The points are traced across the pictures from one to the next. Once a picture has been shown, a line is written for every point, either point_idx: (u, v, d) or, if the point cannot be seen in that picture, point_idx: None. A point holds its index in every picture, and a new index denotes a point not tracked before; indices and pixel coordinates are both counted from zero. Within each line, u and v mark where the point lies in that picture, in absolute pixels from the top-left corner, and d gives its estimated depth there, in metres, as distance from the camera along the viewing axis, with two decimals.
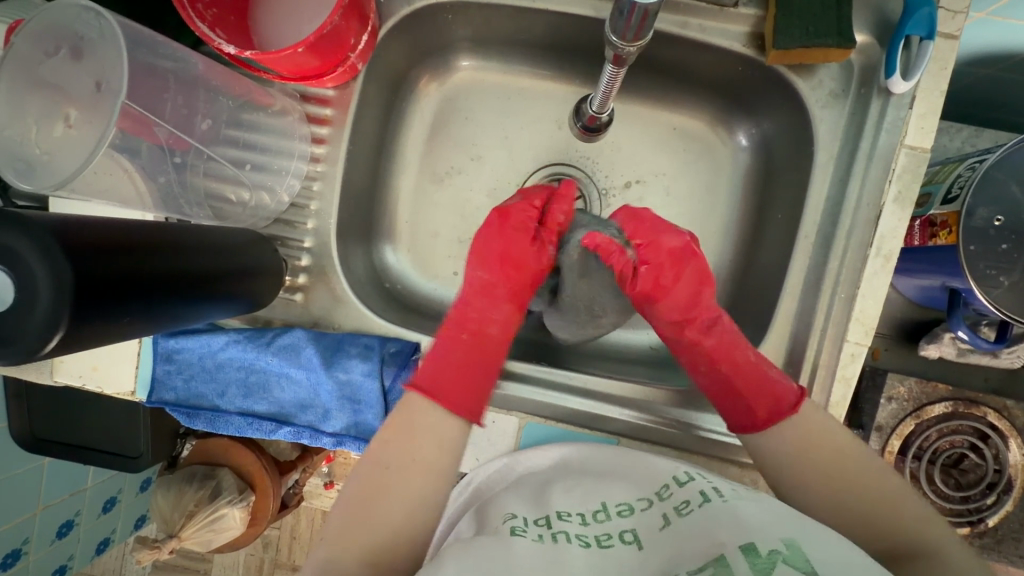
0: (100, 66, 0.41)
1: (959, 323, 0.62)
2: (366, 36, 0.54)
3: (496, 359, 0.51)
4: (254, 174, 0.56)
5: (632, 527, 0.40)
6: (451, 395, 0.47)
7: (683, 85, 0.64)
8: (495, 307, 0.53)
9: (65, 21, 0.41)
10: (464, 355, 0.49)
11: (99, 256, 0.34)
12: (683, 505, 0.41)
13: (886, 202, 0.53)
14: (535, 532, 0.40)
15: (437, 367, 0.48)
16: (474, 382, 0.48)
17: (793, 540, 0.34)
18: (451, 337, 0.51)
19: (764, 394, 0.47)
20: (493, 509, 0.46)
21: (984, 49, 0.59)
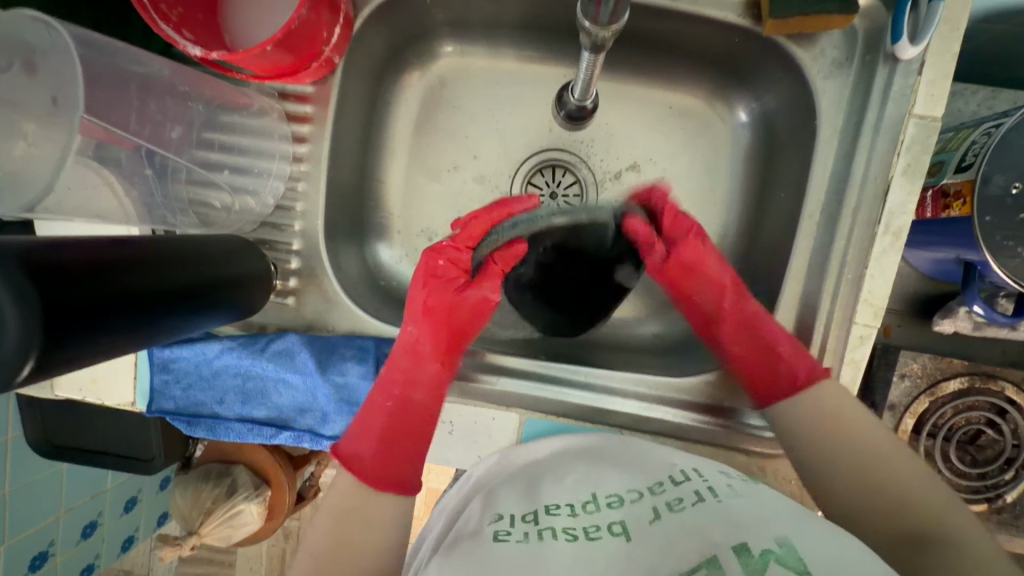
0: (56, 80, 0.40)
1: (974, 297, 0.59)
2: (340, 28, 0.52)
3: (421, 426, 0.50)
4: (235, 178, 0.54)
5: (620, 519, 0.40)
6: (371, 470, 0.47)
7: (679, 59, 0.60)
8: (422, 370, 0.52)
9: (16, 34, 0.39)
10: (383, 428, 0.49)
11: (65, 280, 0.33)
12: (676, 501, 0.40)
13: (894, 175, 0.50)
14: (520, 531, 0.40)
15: (357, 439, 0.48)
16: (396, 453, 0.48)
17: (786, 539, 0.35)
18: (371, 404, 0.50)
19: (801, 359, 0.51)
20: (486, 504, 0.46)
21: (999, 3, 0.56)
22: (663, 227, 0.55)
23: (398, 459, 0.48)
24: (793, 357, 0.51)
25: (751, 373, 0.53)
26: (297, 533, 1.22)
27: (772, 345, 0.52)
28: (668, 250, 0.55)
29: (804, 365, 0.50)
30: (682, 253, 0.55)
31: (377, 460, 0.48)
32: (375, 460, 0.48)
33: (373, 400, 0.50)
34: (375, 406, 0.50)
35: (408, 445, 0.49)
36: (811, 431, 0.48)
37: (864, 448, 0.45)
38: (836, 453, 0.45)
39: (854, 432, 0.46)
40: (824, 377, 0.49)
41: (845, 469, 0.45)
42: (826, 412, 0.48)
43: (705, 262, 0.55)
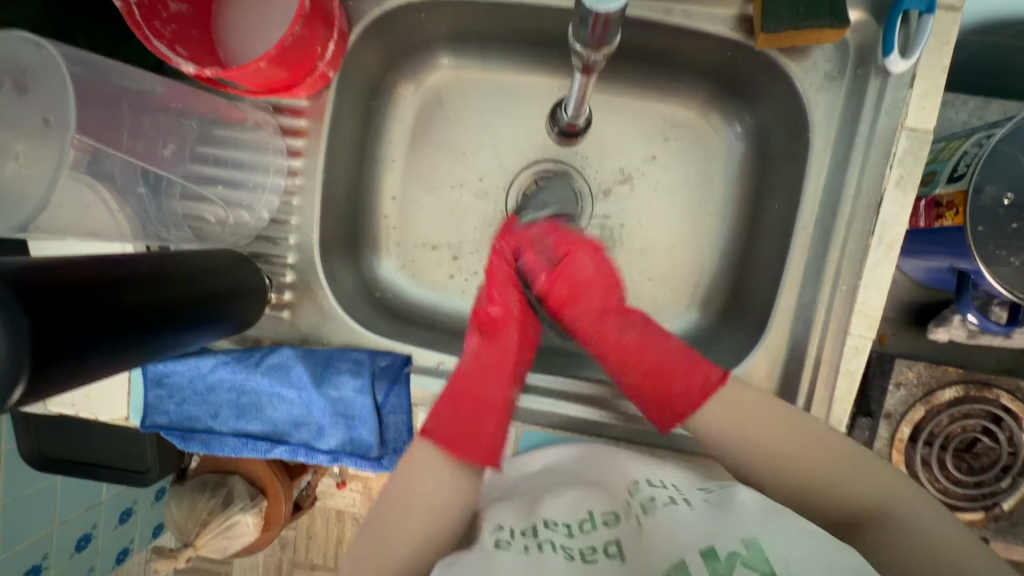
0: (45, 100, 0.40)
1: (967, 307, 0.60)
2: (334, 44, 0.51)
3: (489, 397, 0.49)
4: (229, 193, 0.54)
5: (615, 539, 0.41)
6: (460, 446, 0.47)
7: (674, 71, 0.60)
8: (496, 351, 0.50)
9: (7, 56, 0.39)
10: (460, 403, 0.48)
11: (51, 302, 0.32)
12: (649, 503, 0.42)
13: (888, 187, 0.50)
14: (520, 544, 0.41)
15: (439, 420, 0.48)
16: (477, 426, 0.48)
17: (753, 539, 0.35)
18: (456, 388, 0.49)
19: (692, 372, 0.47)
20: (484, 520, 0.46)
21: (989, 16, 0.56)
22: (558, 262, 0.52)
23: (478, 433, 0.48)
24: (697, 363, 0.48)
25: (657, 402, 0.48)
26: (294, 543, 1.21)
27: (674, 351, 0.49)
28: (551, 276, 0.52)
29: (700, 375, 0.47)
30: (568, 275, 0.51)
31: (444, 432, 0.48)
32: (448, 436, 0.47)
33: (462, 380, 0.50)
34: (458, 397, 0.49)
35: (482, 418, 0.48)
36: (733, 434, 0.46)
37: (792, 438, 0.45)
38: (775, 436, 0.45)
39: (773, 415, 0.46)
40: (723, 385, 0.47)
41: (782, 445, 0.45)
42: (733, 408, 0.47)
43: (592, 282, 0.51)
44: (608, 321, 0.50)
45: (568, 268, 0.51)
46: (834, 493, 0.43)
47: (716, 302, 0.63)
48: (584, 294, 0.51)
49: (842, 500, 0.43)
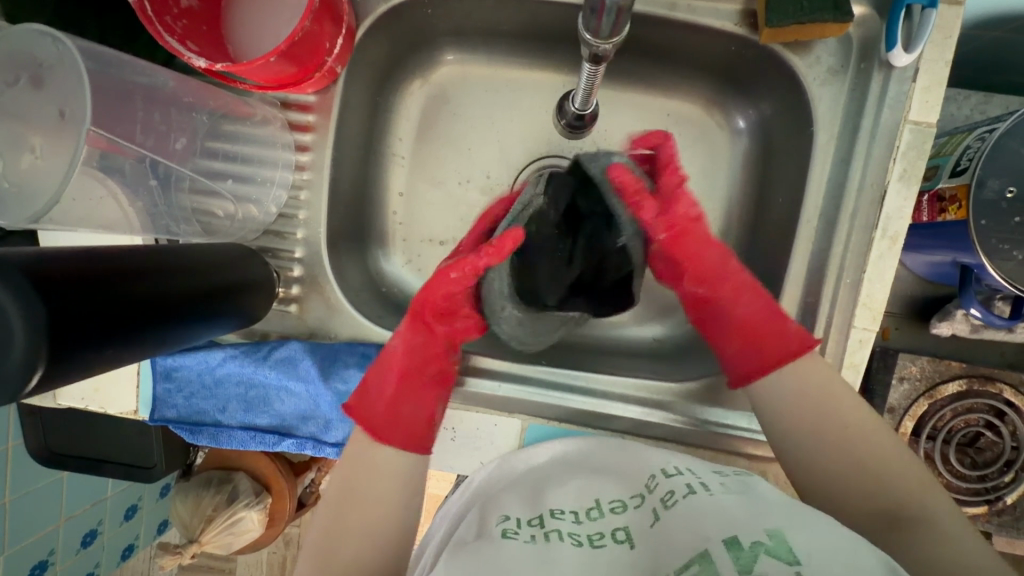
0: (60, 93, 0.40)
1: (971, 300, 0.60)
2: (342, 39, 0.52)
3: (418, 381, 0.51)
4: (238, 188, 0.54)
5: (625, 525, 0.41)
6: (380, 425, 0.49)
7: (678, 66, 0.61)
8: (410, 342, 0.52)
9: (23, 49, 0.40)
10: (393, 380, 0.51)
11: (69, 289, 0.33)
12: (668, 496, 0.42)
13: (891, 181, 0.50)
14: (527, 533, 0.41)
15: (368, 398, 0.50)
16: (403, 409, 0.50)
17: (778, 531, 0.35)
18: (384, 365, 0.51)
19: (778, 339, 0.49)
20: (490, 509, 0.47)
21: (990, 11, 0.57)
22: (662, 182, 0.54)
23: (410, 416, 0.50)
24: (788, 331, 0.49)
25: (756, 354, 0.50)
26: (298, 539, 1.22)
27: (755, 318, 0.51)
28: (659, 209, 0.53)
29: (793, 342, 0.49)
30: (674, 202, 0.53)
31: (364, 409, 0.50)
32: (372, 414, 0.49)
33: (386, 361, 0.52)
34: (395, 378, 0.51)
35: (398, 400, 0.50)
36: (790, 413, 0.47)
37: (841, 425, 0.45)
38: (818, 437, 0.46)
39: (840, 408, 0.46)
40: (808, 352, 0.48)
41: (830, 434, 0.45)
42: (813, 388, 0.47)
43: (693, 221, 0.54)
44: (723, 252, 0.53)
45: (671, 193, 0.53)
46: (866, 485, 0.43)
47: None
48: (691, 230, 0.53)
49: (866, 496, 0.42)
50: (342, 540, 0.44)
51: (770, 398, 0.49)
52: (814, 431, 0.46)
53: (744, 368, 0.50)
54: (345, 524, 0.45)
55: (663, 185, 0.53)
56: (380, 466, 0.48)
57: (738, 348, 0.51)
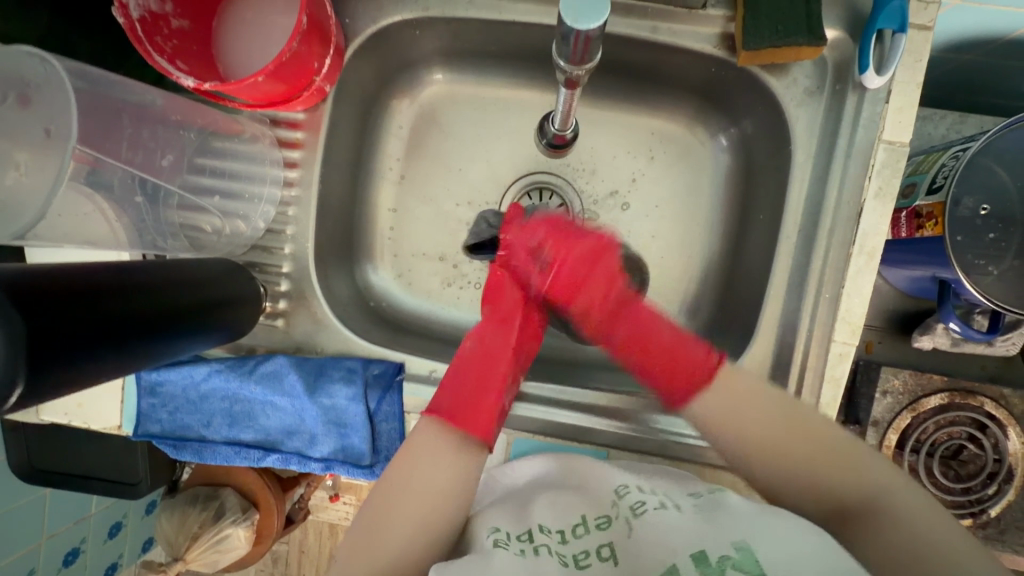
0: (49, 112, 0.41)
1: (950, 315, 0.61)
2: (331, 59, 0.53)
3: (494, 374, 0.51)
4: (226, 203, 0.55)
5: (609, 541, 0.41)
6: (462, 417, 0.48)
7: (662, 87, 0.62)
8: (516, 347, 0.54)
9: (13, 69, 0.40)
10: (474, 377, 0.51)
11: (47, 307, 0.33)
12: (638, 506, 0.44)
13: (867, 198, 0.52)
14: (516, 547, 0.40)
15: (457, 392, 0.50)
16: (484, 406, 0.49)
17: (744, 543, 0.37)
18: (464, 363, 0.52)
19: (690, 356, 0.48)
20: (473, 521, 0.46)
21: (962, 35, 0.59)
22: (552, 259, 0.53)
23: (483, 409, 0.49)
24: (691, 352, 0.48)
25: (661, 379, 0.49)
26: (286, 557, 1.20)
27: (679, 341, 0.49)
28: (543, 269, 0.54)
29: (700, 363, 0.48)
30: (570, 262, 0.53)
31: (451, 399, 0.49)
32: (454, 405, 0.49)
33: (473, 359, 0.52)
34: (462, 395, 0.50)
35: (490, 395, 0.50)
36: (740, 424, 0.45)
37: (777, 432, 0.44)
38: (766, 447, 0.44)
39: (760, 400, 0.46)
40: (717, 371, 0.47)
41: (773, 433, 0.44)
42: (743, 395, 0.46)
43: (580, 263, 0.53)
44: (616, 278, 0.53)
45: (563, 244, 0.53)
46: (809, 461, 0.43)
47: (704, 310, 0.65)
48: (587, 276, 0.53)
49: (798, 478, 0.43)
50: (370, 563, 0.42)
51: (701, 417, 0.47)
52: (762, 441, 0.44)
53: (661, 392, 0.49)
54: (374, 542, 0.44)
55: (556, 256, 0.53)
56: (415, 486, 0.46)
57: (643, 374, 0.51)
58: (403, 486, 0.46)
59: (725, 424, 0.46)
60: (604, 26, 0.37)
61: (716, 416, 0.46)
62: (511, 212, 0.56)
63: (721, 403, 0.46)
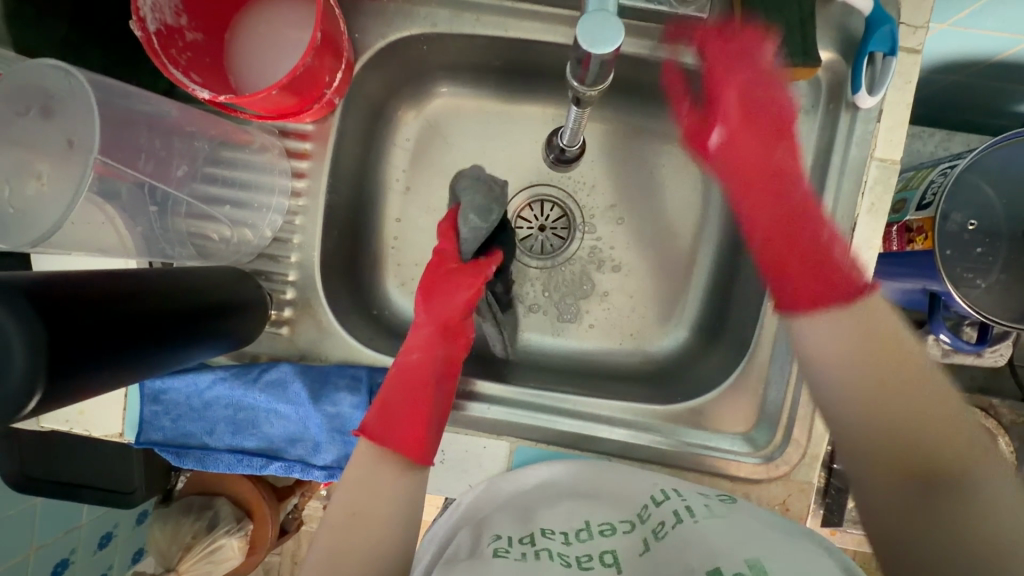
0: (69, 123, 0.42)
1: (940, 326, 0.63)
2: (342, 73, 0.54)
3: (421, 386, 0.54)
4: (235, 212, 0.56)
5: (612, 548, 0.45)
6: (390, 432, 0.50)
7: (662, 103, 0.64)
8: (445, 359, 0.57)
9: (35, 81, 0.41)
10: (402, 390, 0.53)
11: (68, 314, 0.34)
12: (660, 527, 0.45)
13: (860, 214, 0.53)
14: (518, 551, 0.44)
15: (385, 411, 0.51)
16: (414, 421, 0.51)
17: (757, 560, 0.37)
18: (398, 375, 0.54)
19: (837, 275, 0.45)
20: (482, 526, 0.50)
21: (949, 57, 0.62)
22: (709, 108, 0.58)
23: (411, 426, 0.51)
24: (839, 270, 0.45)
25: (795, 289, 0.46)
26: (279, 568, 1.19)
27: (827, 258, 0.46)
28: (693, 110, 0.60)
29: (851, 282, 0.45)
30: (741, 98, 0.54)
31: (378, 416, 0.51)
32: (381, 423, 0.50)
33: (398, 377, 0.54)
34: (397, 409, 0.51)
35: (418, 411, 0.52)
36: (853, 363, 0.41)
37: (896, 373, 0.40)
38: (876, 381, 0.40)
39: (875, 331, 0.41)
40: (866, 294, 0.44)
41: (886, 365, 0.40)
42: (874, 326, 0.42)
43: (746, 105, 0.54)
44: (781, 145, 0.53)
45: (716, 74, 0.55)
46: (910, 413, 0.38)
47: (702, 319, 0.66)
48: (724, 97, 0.55)
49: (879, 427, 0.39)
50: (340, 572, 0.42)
51: (819, 334, 0.43)
52: (861, 375, 0.40)
53: (791, 305, 0.46)
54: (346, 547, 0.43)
55: (712, 64, 0.55)
56: (375, 496, 0.46)
57: (773, 277, 0.49)
58: (365, 505, 0.45)
59: (832, 360, 0.42)
60: (618, 49, 0.37)
61: (813, 338, 0.44)
62: (674, 70, 0.58)
63: (845, 330, 0.42)
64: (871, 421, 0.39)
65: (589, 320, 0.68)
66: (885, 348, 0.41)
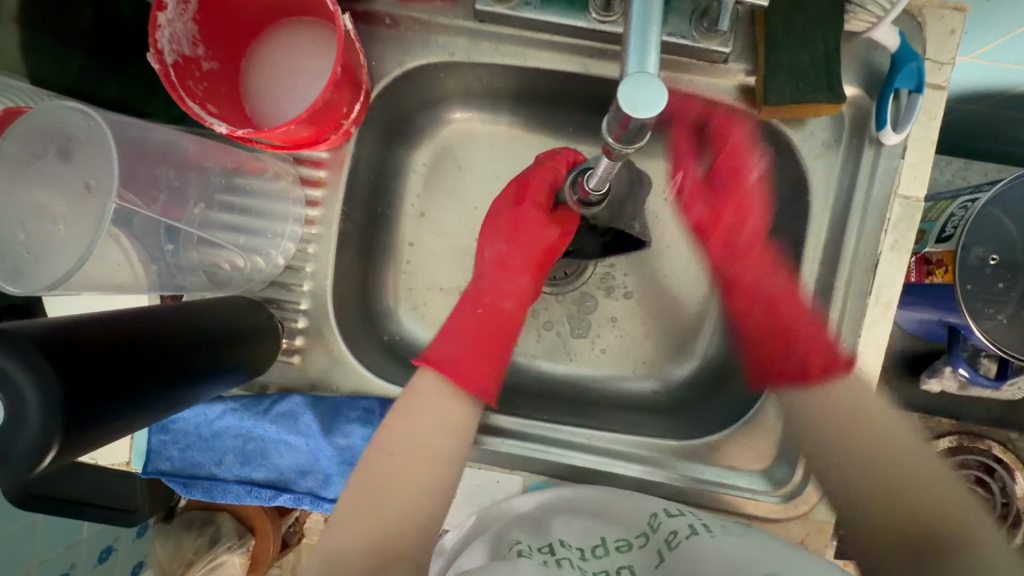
0: (87, 166, 0.41)
1: (960, 360, 0.63)
2: (360, 104, 0.53)
3: (506, 331, 0.54)
4: (249, 241, 0.55)
5: (629, 563, 0.44)
6: (459, 372, 0.50)
7: (679, 130, 0.63)
8: (510, 281, 0.56)
9: (53, 124, 0.40)
10: (475, 326, 0.52)
11: (87, 365, 0.33)
12: (671, 536, 0.44)
13: (883, 251, 0.53)
14: (539, 558, 0.43)
15: (451, 344, 0.51)
16: (482, 360, 0.51)
17: None
18: (476, 316, 0.53)
19: (819, 351, 0.53)
20: (497, 536, 0.49)
21: (970, 89, 0.61)
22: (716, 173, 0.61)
23: (479, 369, 0.51)
24: (817, 360, 0.53)
25: (777, 374, 0.56)
26: None
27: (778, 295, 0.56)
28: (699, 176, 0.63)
29: (820, 358, 0.53)
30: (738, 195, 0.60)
31: (449, 352, 0.51)
32: (452, 357, 0.50)
33: (481, 318, 0.53)
34: (458, 318, 0.53)
35: (489, 351, 0.52)
36: (854, 447, 0.47)
37: (893, 456, 0.44)
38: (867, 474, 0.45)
39: (902, 437, 0.46)
40: (848, 371, 0.51)
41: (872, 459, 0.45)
42: (849, 416, 0.48)
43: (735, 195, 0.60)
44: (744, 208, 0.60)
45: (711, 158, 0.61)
46: (904, 511, 0.42)
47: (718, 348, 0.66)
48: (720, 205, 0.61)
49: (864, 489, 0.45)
50: (371, 522, 0.41)
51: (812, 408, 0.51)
52: (852, 445, 0.47)
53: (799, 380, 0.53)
54: (380, 498, 0.42)
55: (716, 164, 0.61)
56: (419, 449, 0.45)
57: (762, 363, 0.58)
58: (413, 450, 0.45)
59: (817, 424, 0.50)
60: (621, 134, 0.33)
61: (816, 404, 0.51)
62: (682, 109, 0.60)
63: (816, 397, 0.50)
64: (880, 507, 0.43)
65: (600, 345, 0.67)
66: (960, 538, 0.39)
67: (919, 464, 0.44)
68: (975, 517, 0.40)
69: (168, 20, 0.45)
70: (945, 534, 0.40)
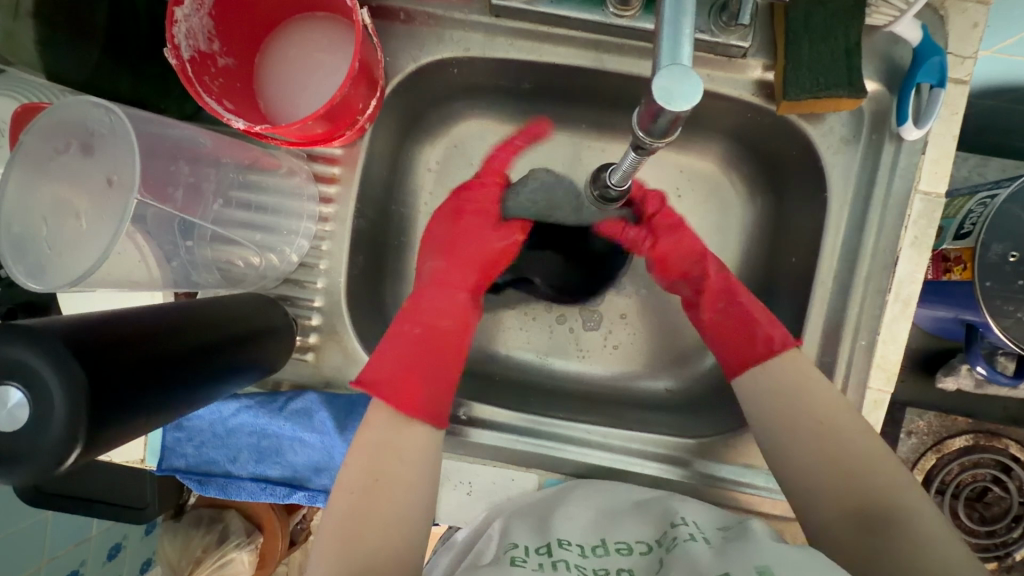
0: (110, 162, 0.41)
1: (977, 358, 0.61)
2: (375, 100, 0.53)
3: (448, 347, 0.54)
4: (264, 238, 0.55)
5: (629, 567, 0.41)
6: (403, 389, 0.49)
7: (694, 126, 0.63)
8: (448, 297, 0.56)
9: (75, 118, 0.40)
10: (425, 346, 0.53)
11: (110, 361, 0.33)
12: (671, 541, 0.41)
13: (903, 247, 0.52)
14: (535, 561, 0.40)
15: (386, 366, 0.50)
16: (436, 384, 0.51)
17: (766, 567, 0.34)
18: (421, 335, 0.53)
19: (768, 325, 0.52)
20: (495, 536, 0.47)
21: (990, 84, 0.60)
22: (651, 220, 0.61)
23: (432, 392, 0.51)
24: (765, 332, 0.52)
25: (729, 347, 0.53)
26: None
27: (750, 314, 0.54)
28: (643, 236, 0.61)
29: (779, 331, 0.52)
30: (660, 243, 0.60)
31: (388, 374, 0.50)
32: (389, 380, 0.49)
33: (409, 336, 0.53)
34: (393, 333, 0.53)
35: (440, 376, 0.52)
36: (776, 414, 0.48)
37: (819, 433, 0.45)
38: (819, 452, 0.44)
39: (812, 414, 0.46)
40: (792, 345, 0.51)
41: (817, 436, 0.45)
42: (788, 377, 0.49)
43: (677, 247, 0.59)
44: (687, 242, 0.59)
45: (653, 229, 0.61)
46: (850, 482, 0.42)
47: None
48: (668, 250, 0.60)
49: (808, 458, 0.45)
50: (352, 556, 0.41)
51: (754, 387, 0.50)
52: (792, 430, 0.46)
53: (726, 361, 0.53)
54: (360, 530, 0.42)
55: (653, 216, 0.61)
56: (392, 475, 0.45)
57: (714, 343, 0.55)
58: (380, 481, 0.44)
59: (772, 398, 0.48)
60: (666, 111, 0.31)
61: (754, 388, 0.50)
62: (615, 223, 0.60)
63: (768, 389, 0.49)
64: (835, 488, 0.43)
65: (612, 341, 0.67)
66: (883, 494, 0.41)
67: (853, 441, 0.44)
68: (905, 485, 0.41)
69: (185, 15, 0.44)
70: (890, 505, 0.40)
